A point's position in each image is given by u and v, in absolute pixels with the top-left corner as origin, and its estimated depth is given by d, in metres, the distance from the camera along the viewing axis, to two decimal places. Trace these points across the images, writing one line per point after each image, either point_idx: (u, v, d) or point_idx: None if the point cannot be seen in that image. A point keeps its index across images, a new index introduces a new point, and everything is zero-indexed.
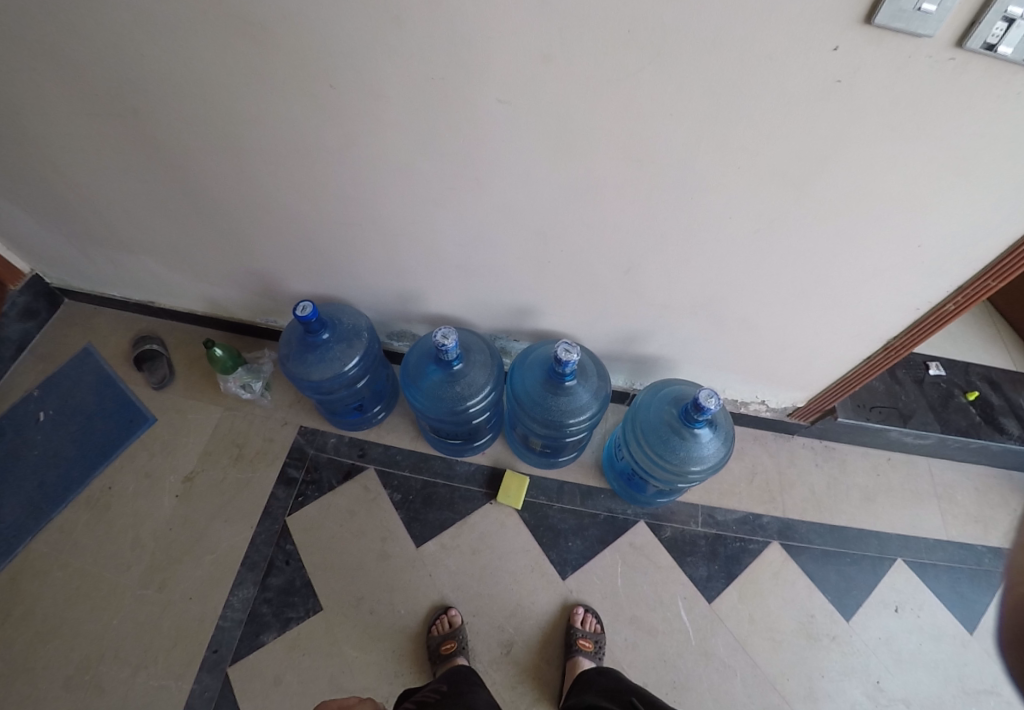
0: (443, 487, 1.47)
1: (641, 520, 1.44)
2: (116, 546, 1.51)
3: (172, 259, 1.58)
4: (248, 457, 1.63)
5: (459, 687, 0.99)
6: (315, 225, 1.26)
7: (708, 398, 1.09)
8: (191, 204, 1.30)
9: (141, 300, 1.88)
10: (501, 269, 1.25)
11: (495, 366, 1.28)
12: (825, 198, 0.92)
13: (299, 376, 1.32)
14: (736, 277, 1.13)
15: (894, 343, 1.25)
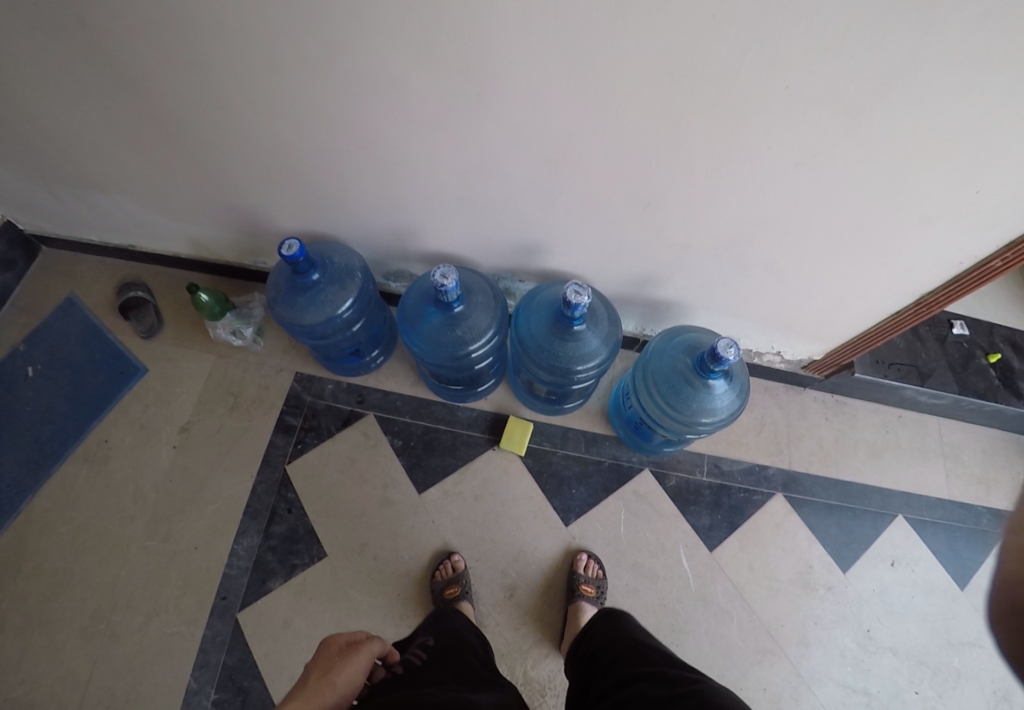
0: (444, 432, 1.44)
1: (646, 467, 1.42)
2: (117, 498, 1.50)
3: (154, 196, 1.48)
4: (244, 405, 1.59)
5: (452, 641, 1.00)
6: (307, 154, 1.16)
7: (728, 347, 1.04)
8: (169, 134, 1.19)
9: (125, 245, 1.78)
10: (510, 202, 1.16)
11: (498, 309, 1.21)
12: (880, 128, 0.82)
13: (290, 321, 1.26)
14: (768, 217, 1.05)
15: (928, 299, 1.19)
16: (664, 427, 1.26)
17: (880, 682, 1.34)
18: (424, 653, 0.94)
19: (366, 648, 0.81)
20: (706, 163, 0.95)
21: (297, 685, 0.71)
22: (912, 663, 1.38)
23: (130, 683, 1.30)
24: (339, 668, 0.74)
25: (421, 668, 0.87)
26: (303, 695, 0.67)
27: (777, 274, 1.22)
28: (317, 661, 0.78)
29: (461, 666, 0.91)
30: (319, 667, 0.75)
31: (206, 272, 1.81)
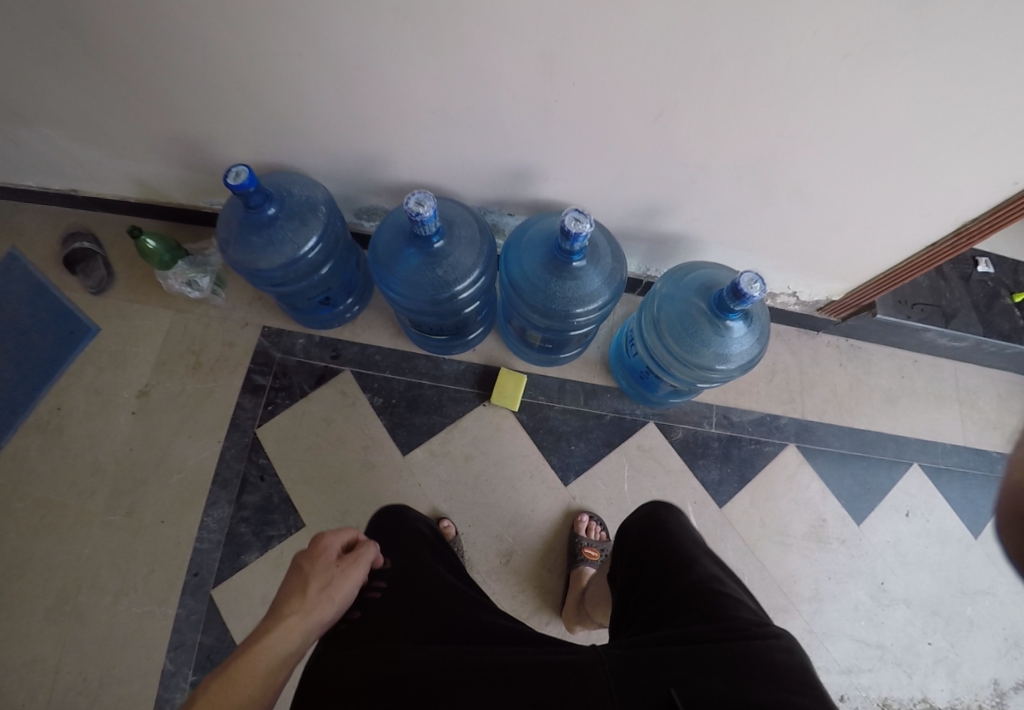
0: (429, 388, 1.31)
1: (650, 420, 1.30)
2: (74, 471, 1.36)
3: (80, 126, 1.27)
4: (208, 365, 1.43)
5: (415, 549, 0.91)
6: (247, 63, 0.96)
7: (751, 285, 0.89)
8: (79, 40, 0.98)
9: (65, 189, 1.57)
10: (495, 117, 0.98)
11: (485, 246, 1.04)
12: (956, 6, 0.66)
13: (247, 267, 1.09)
14: (800, 130, 0.89)
15: (971, 227, 1.05)
16: (673, 377, 1.13)
17: (894, 634, 1.29)
18: (399, 575, 0.83)
19: (365, 559, 0.76)
20: (733, 66, 0.79)
21: (292, 597, 0.67)
22: (925, 614, 1.32)
23: (100, 666, 1.20)
24: (336, 591, 0.70)
25: (407, 602, 0.77)
26: (300, 617, 0.65)
27: (804, 201, 1.07)
28: (315, 568, 0.72)
29: (444, 585, 0.82)
30: (318, 578, 0.70)
31: (158, 217, 1.61)
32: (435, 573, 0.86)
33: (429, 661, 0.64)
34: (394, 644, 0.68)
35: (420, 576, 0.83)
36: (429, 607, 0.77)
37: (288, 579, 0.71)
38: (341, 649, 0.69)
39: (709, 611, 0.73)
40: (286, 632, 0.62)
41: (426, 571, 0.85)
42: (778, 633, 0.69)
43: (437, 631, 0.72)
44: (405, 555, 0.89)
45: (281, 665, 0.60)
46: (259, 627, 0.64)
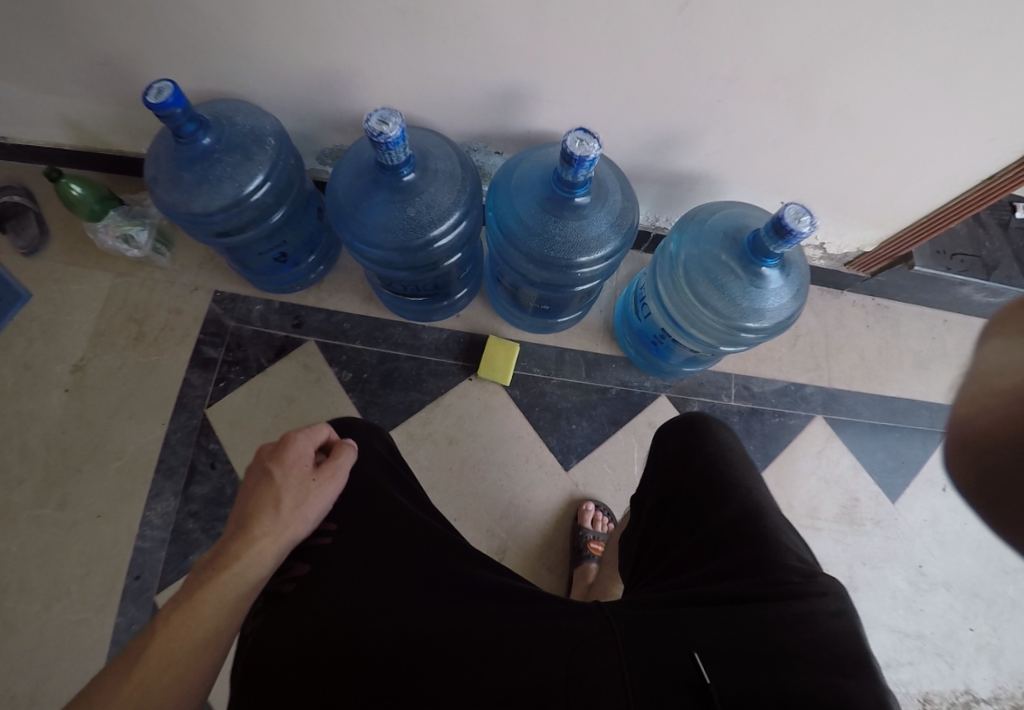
0: (405, 361, 1.11)
1: (663, 394, 1.12)
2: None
3: None
4: (152, 336, 1.23)
5: (369, 474, 0.71)
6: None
7: (799, 220, 0.72)
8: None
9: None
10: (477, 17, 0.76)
11: (471, 182, 0.83)
12: None
13: (181, 213, 0.88)
14: (857, 25, 0.70)
15: None
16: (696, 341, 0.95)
17: (935, 622, 1.16)
18: (350, 516, 0.65)
19: (339, 471, 0.67)
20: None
21: (263, 515, 0.60)
22: (966, 598, 1.19)
23: (29, 685, 1.03)
24: (307, 509, 0.63)
25: (362, 552, 0.60)
26: (273, 539, 0.59)
27: (858, 124, 0.88)
28: (287, 480, 0.64)
29: (405, 521, 0.65)
30: (292, 494, 0.62)
31: (92, 165, 1.38)
32: (392, 506, 0.67)
33: (391, 644, 0.48)
34: (339, 619, 0.52)
35: (376, 514, 0.65)
36: (388, 553, 0.59)
37: (256, 485, 0.64)
38: (282, 625, 0.53)
39: (761, 572, 0.59)
40: (260, 554, 0.57)
41: (384, 506, 0.66)
42: (831, 588, 0.56)
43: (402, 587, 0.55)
44: (358, 483, 0.69)
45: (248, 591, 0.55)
46: (226, 541, 0.59)
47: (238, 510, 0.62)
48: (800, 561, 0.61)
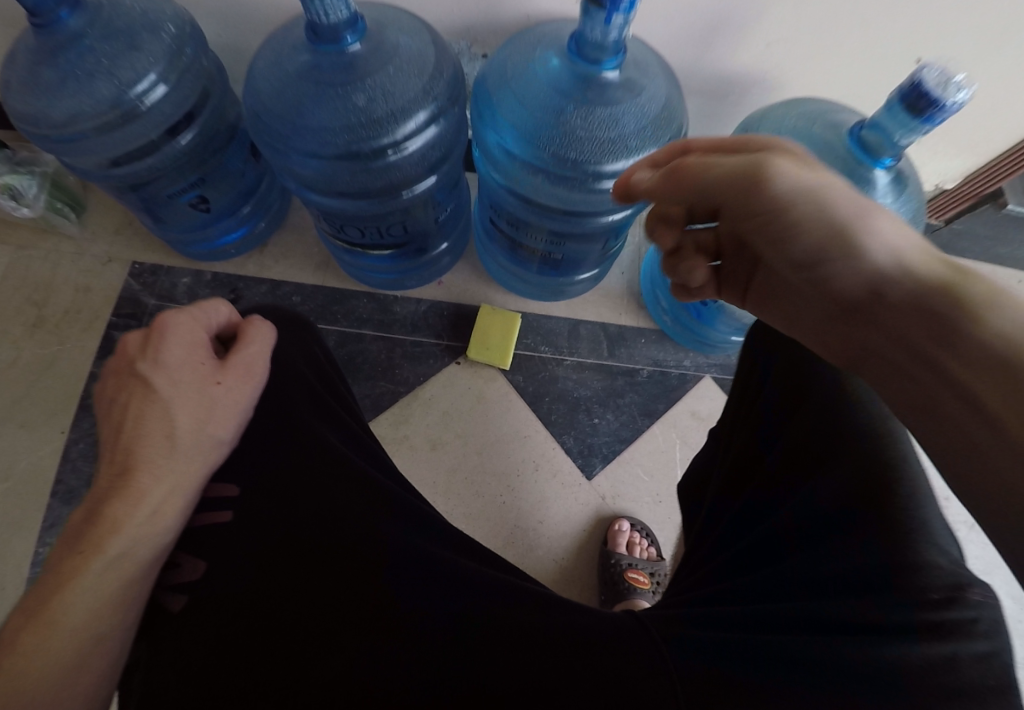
0: (371, 343, 0.83)
1: (709, 376, 0.86)
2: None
3: None
4: (53, 321, 0.96)
5: (290, 407, 0.48)
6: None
7: (948, 82, 0.49)
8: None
9: None
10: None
11: (447, 72, 0.57)
12: None
13: (50, 136, 0.62)
14: None
15: None
16: None
17: None
18: (270, 477, 0.43)
19: (251, 366, 0.46)
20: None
21: (149, 450, 0.38)
22: None
23: None
24: (214, 429, 0.42)
25: (301, 534, 0.40)
26: (174, 486, 0.38)
27: None
28: (181, 385, 0.42)
29: (366, 489, 0.45)
30: (190, 410, 0.41)
31: None
32: (337, 464, 0.45)
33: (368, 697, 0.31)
34: (280, 652, 0.33)
35: (314, 477, 0.44)
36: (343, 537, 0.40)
37: (133, 400, 0.41)
38: (183, 651, 0.35)
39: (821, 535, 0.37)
40: (165, 504, 0.37)
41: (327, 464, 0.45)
42: (978, 616, 0.31)
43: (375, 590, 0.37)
44: (280, 426, 0.46)
45: (150, 564, 0.36)
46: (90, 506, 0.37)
47: (108, 440, 0.40)
48: (926, 561, 0.33)
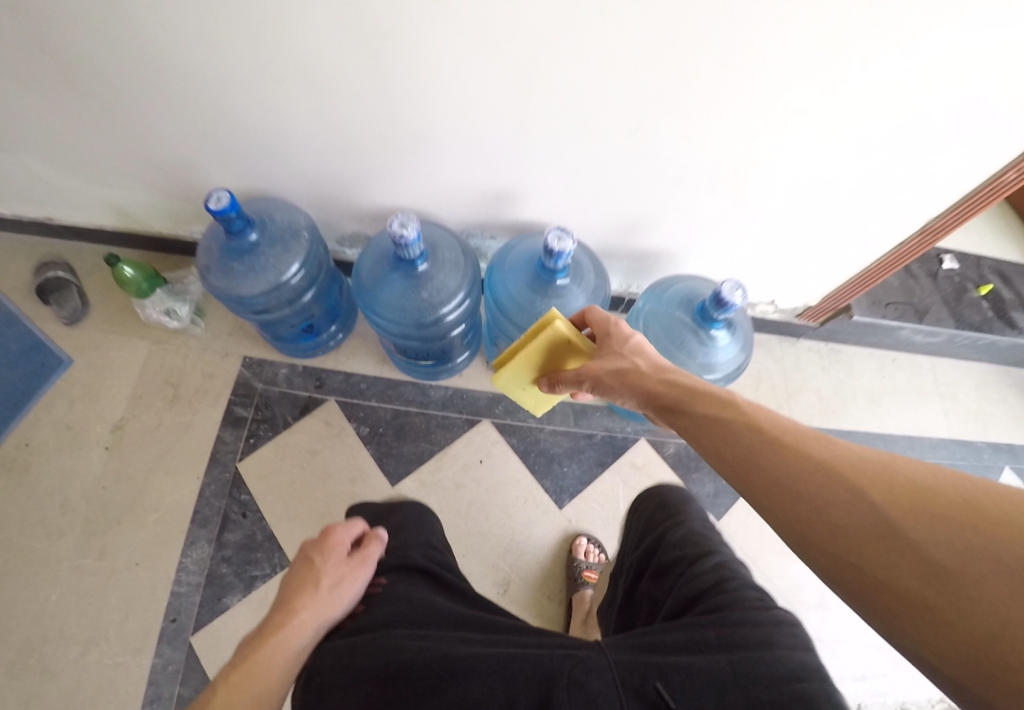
0: (415, 415, 1.32)
1: (641, 438, 1.33)
2: (43, 509, 1.32)
3: (69, 159, 1.28)
4: (185, 397, 1.40)
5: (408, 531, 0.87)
6: (214, 68, 0.92)
7: (734, 292, 0.90)
8: (15, 29, 0.91)
9: (44, 217, 1.56)
10: (482, 132, 0.98)
11: (470, 267, 1.05)
12: (896, 34, 0.74)
13: (226, 293, 1.04)
14: (768, 146, 0.96)
15: (936, 223, 1.11)
16: None
17: None
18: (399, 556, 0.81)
19: (374, 555, 0.77)
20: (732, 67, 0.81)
21: (303, 594, 0.68)
22: None
23: None
24: (349, 593, 0.71)
25: (415, 574, 0.78)
26: (314, 614, 0.67)
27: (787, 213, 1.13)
28: (325, 563, 0.73)
29: (453, 589, 0.78)
30: (330, 576, 0.72)
31: (134, 244, 1.59)
32: (426, 573, 0.79)
33: (419, 648, 0.60)
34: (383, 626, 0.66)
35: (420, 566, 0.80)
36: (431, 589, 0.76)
37: (297, 569, 0.73)
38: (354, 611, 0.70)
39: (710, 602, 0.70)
40: (299, 628, 0.65)
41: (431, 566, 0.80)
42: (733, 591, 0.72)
43: (451, 629, 0.67)
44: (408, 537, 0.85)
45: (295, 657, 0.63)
46: (269, 617, 0.67)
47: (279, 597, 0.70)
48: None
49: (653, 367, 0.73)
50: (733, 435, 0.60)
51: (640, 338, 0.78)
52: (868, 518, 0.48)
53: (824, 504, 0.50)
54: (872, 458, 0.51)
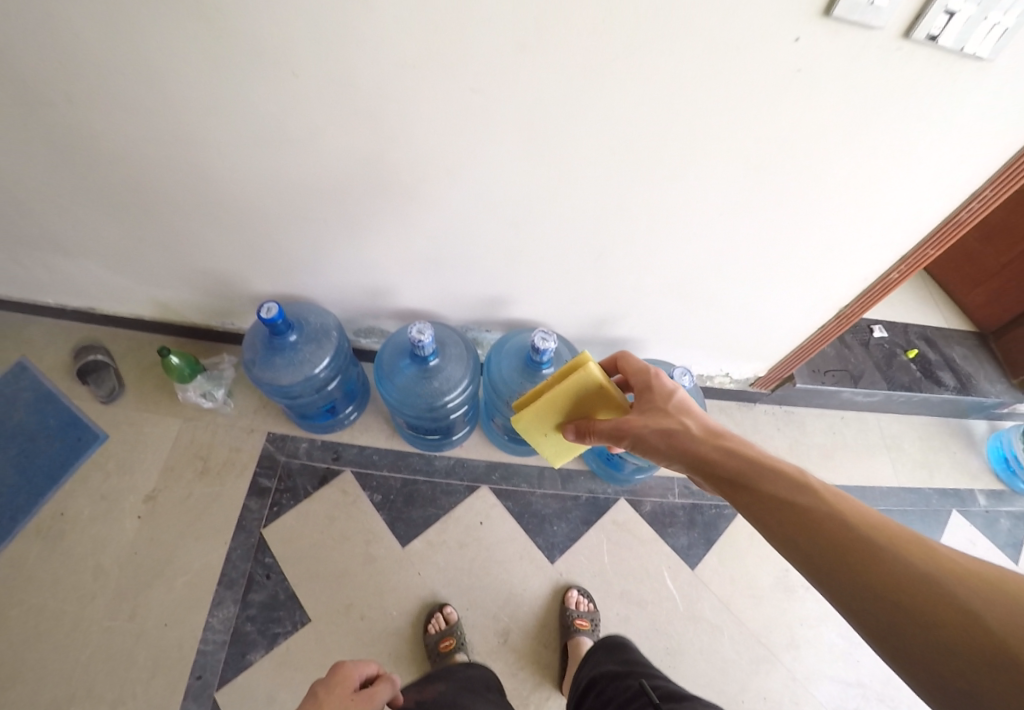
0: (422, 483, 1.50)
1: (621, 497, 1.52)
2: (77, 574, 1.43)
3: (127, 266, 1.50)
4: (214, 470, 1.56)
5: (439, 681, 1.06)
6: (273, 207, 1.18)
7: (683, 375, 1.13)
8: (116, 176, 1.16)
9: (87, 307, 1.76)
10: (483, 251, 1.24)
11: (471, 359, 1.29)
12: (782, 187, 1.04)
13: (267, 381, 1.24)
14: (704, 260, 1.24)
15: (847, 310, 1.37)
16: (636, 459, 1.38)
17: (872, 671, 1.38)
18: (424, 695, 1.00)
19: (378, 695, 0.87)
20: (667, 209, 1.10)
21: None
22: None
23: None
24: None
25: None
26: None
27: (729, 305, 1.40)
28: (331, 695, 0.83)
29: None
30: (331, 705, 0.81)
31: (168, 332, 1.79)
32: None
33: None
34: None
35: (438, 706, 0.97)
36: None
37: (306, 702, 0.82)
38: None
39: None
40: None
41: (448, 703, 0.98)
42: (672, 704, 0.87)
43: None
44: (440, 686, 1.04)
45: None
46: None
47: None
48: None
49: (704, 429, 0.82)
50: (820, 529, 0.67)
51: (684, 396, 0.87)
52: (970, 634, 0.55)
53: (923, 613, 0.58)
54: (970, 575, 0.59)
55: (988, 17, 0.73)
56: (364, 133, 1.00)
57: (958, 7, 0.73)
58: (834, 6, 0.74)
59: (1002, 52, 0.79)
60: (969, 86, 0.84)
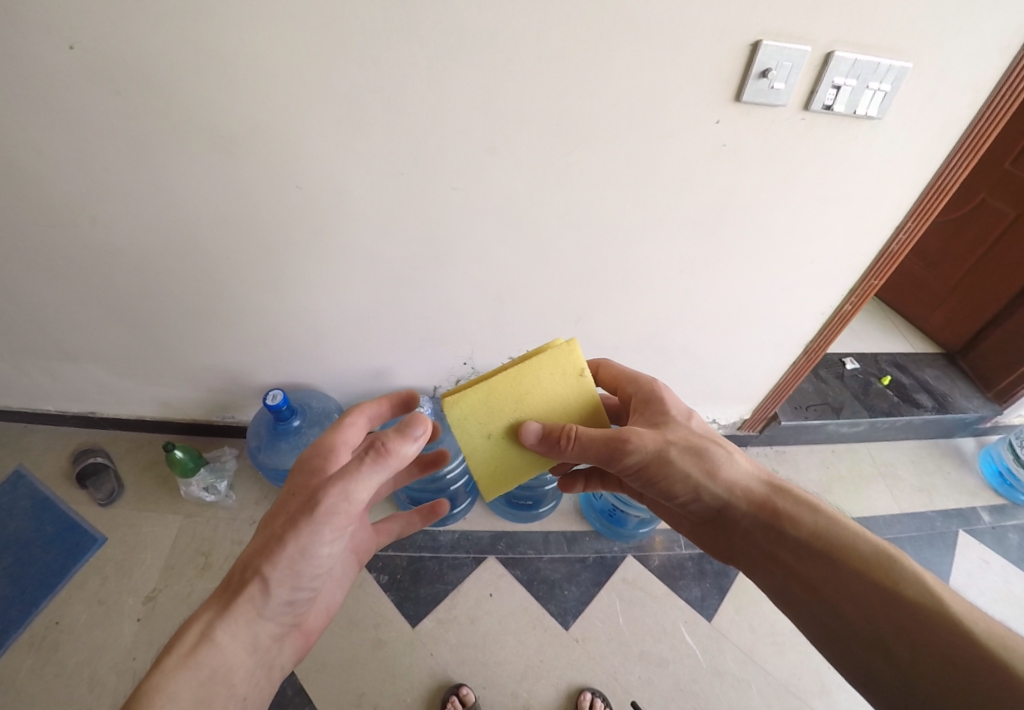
0: (429, 560, 1.51)
1: (628, 555, 1.54)
2: (69, 688, 1.35)
3: (130, 370, 1.55)
4: (216, 565, 1.55)
5: None
6: (272, 304, 1.26)
7: None
8: (124, 286, 1.24)
9: (86, 410, 1.79)
10: (470, 326, 1.33)
11: None
12: (731, 243, 1.14)
13: (271, 467, 1.27)
14: (676, 314, 1.33)
15: (812, 346, 1.46)
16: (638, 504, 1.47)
17: None
18: None
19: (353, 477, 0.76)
20: (634, 275, 1.21)
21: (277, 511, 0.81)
22: None
23: None
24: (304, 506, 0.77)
25: None
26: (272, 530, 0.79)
27: (705, 353, 1.48)
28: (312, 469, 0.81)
29: None
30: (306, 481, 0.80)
31: (167, 430, 1.81)
32: None
33: None
34: None
35: None
36: None
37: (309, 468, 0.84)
38: None
39: None
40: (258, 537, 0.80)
41: None
42: None
43: None
44: None
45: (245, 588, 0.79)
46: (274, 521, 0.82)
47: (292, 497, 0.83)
48: None
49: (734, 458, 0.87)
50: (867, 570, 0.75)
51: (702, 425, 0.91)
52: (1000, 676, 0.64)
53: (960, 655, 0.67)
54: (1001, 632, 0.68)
55: (869, 87, 0.88)
56: (356, 233, 1.10)
57: (842, 82, 0.87)
58: (742, 92, 0.88)
59: (888, 114, 0.93)
60: (871, 146, 0.98)
